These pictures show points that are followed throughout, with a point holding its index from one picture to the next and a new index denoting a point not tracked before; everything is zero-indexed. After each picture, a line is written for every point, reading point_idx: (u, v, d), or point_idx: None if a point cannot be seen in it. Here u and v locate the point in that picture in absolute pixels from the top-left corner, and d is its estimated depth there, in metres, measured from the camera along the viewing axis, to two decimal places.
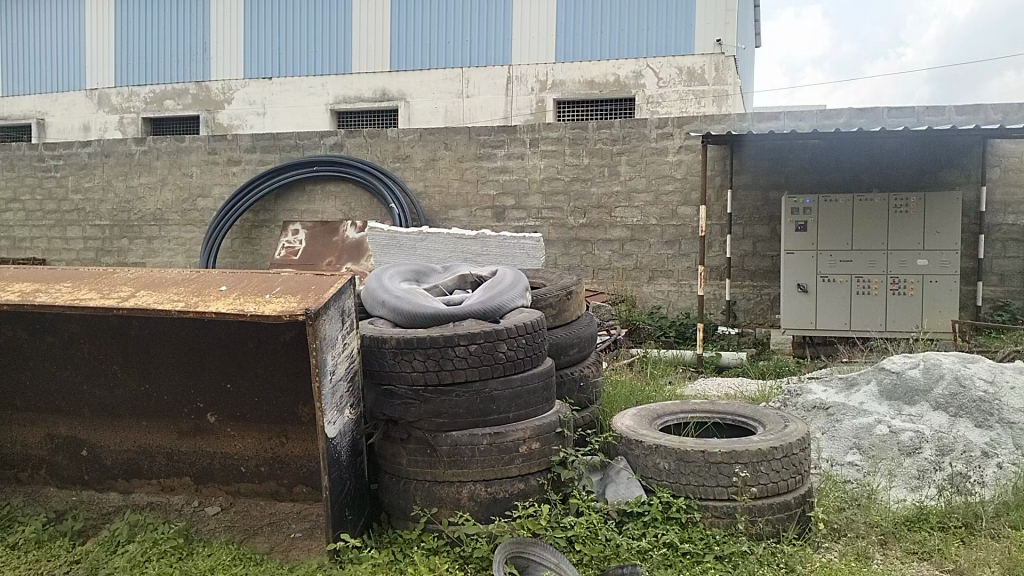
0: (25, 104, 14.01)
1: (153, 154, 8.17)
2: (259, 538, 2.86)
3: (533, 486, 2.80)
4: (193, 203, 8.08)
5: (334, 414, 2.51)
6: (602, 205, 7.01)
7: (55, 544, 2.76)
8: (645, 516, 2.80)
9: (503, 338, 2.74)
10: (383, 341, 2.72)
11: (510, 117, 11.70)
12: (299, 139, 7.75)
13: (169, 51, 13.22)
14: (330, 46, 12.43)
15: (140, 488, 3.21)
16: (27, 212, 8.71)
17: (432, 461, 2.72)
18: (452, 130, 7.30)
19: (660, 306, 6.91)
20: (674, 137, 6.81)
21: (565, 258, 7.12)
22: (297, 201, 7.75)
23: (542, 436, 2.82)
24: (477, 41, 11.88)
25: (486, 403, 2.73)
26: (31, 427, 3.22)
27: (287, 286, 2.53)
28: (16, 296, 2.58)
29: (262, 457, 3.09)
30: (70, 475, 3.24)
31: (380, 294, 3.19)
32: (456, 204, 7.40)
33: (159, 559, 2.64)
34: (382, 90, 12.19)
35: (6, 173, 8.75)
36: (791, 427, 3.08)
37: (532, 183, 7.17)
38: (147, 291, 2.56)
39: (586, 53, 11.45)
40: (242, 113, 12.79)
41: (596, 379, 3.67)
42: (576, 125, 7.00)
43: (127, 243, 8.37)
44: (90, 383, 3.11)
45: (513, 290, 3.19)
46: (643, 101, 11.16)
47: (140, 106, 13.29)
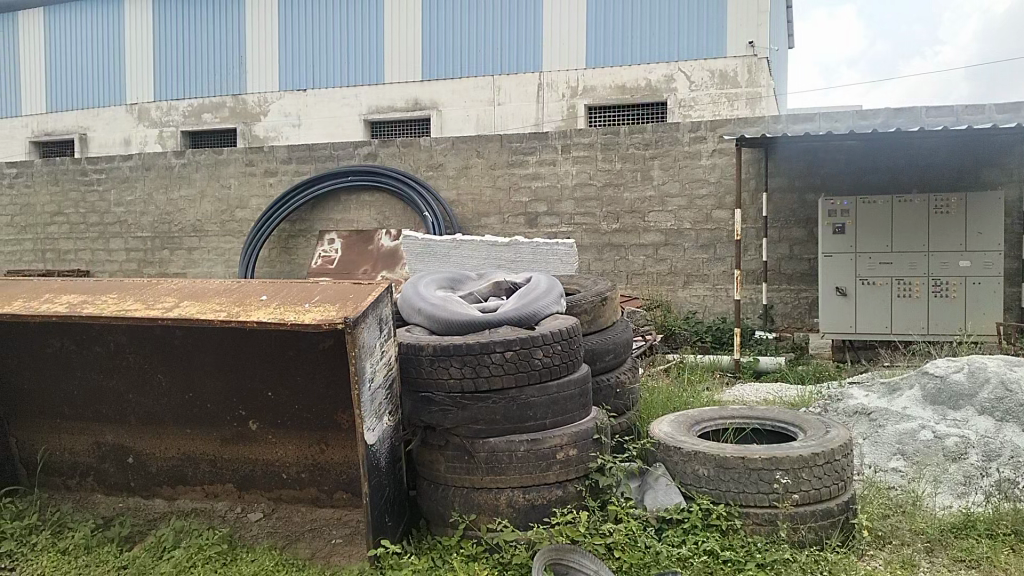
0: (67, 119, 14.35)
1: (191, 167, 8.32)
2: (300, 544, 2.89)
3: (571, 493, 2.79)
4: (231, 214, 8.22)
5: (373, 421, 2.52)
6: (635, 210, 6.98)
7: (104, 550, 2.82)
8: (684, 523, 2.77)
9: (539, 344, 2.75)
10: (420, 348, 2.74)
11: (541, 123, 11.75)
12: (334, 149, 7.84)
13: (206, 65, 13.48)
14: (363, 57, 12.59)
15: (184, 494, 3.25)
16: (71, 224, 8.94)
17: (470, 468, 2.73)
18: (484, 138, 7.34)
19: (696, 310, 6.86)
20: (707, 141, 6.76)
21: (599, 263, 7.09)
22: (332, 211, 7.84)
23: (579, 443, 2.81)
24: (507, 49, 11.92)
25: (523, 409, 2.73)
26: (79, 435, 3.29)
27: (326, 296, 2.57)
28: (64, 307, 2.64)
29: (303, 463, 3.12)
30: (116, 483, 3.30)
31: (416, 301, 3.22)
32: (489, 212, 7.43)
33: (203, 565, 2.68)
34: (414, 100, 12.33)
35: (51, 187, 8.98)
36: (833, 432, 3.04)
37: (564, 190, 7.17)
38: (191, 301, 2.61)
39: (617, 59, 11.43)
40: (277, 124, 13.00)
41: (633, 385, 3.65)
42: (608, 130, 6.99)
43: (167, 254, 8.53)
44: (135, 392, 3.18)
45: (547, 296, 3.19)
46: (675, 105, 11.12)
47: (179, 120, 13.58)
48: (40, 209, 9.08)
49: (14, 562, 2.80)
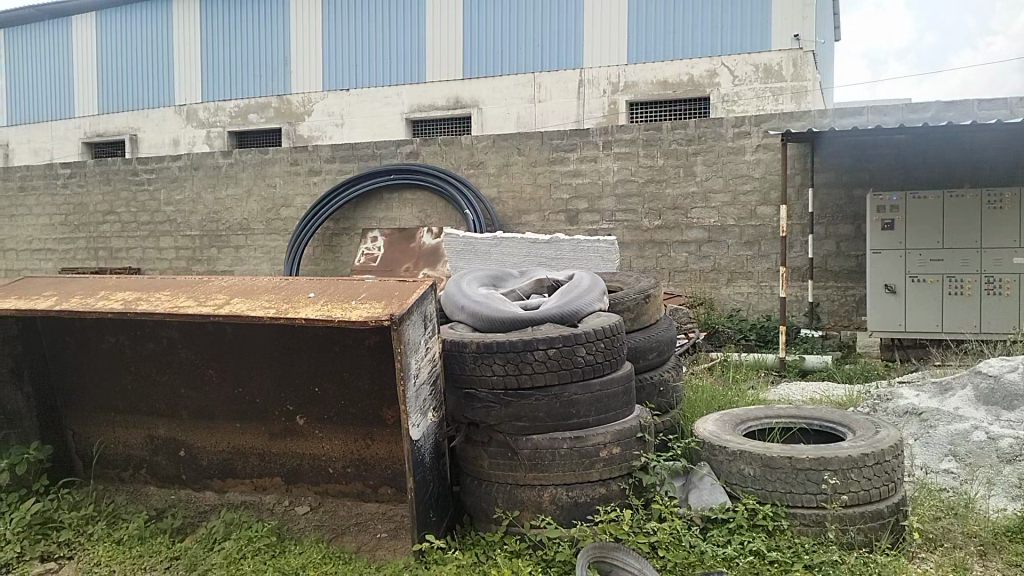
0: (118, 120, 14.71)
1: (238, 166, 8.49)
2: (346, 537, 2.94)
3: (614, 491, 2.78)
4: (276, 212, 8.36)
5: (418, 416, 2.55)
6: (678, 207, 6.92)
7: (157, 540, 2.90)
8: (730, 523, 2.74)
9: (582, 342, 2.75)
10: (464, 345, 2.76)
11: (582, 120, 11.71)
12: (376, 148, 7.92)
13: (252, 66, 13.72)
14: (405, 56, 12.70)
15: (234, 487, 3.33)
16: (123, 223, 9.18)
17: (513, 465, 2.74)
18: (525, 135, 7.34)
19: (740, 308, 6.78)
20: (751, 136, 6.67)
21: (640, 260, 7.05)
22: (375, 209, 7.93)
23: (623, 441, 2.80)
24: (548, 46, 11.90)
25: (566, 407, 2.73)
26: (133, 429, 3.38)
27: (372, 293, 2.60)
28: (119, 304, 2.70)
29: (348, 458, 3.17)
30: (168, 475, 3.38)
31: (459, 298, 3.24)
32: (530, 209, 7.43)
33: (253, 556, 2.74)
34: (455, 98, 12.39)
35: (104, 187, 9.23)
36: (883, 433, 2.97)
37: (605, 186, 7.14)
38: (241, 298, 2.67)
39: (658, 54, 11.33)
40: (321, 124, 13.17)
41: (677, 384, 3.63)
42: (650, 127, 6.93)
43: (215, 252, 8.71)
44: (187, 387, 3.26)
45: (590, 294, 3.19)
46: (718, 99, 10.97)
47: (226, 120, 13.85)
48: (93, 209, 9.34)
49: (71, 551, 2.89)
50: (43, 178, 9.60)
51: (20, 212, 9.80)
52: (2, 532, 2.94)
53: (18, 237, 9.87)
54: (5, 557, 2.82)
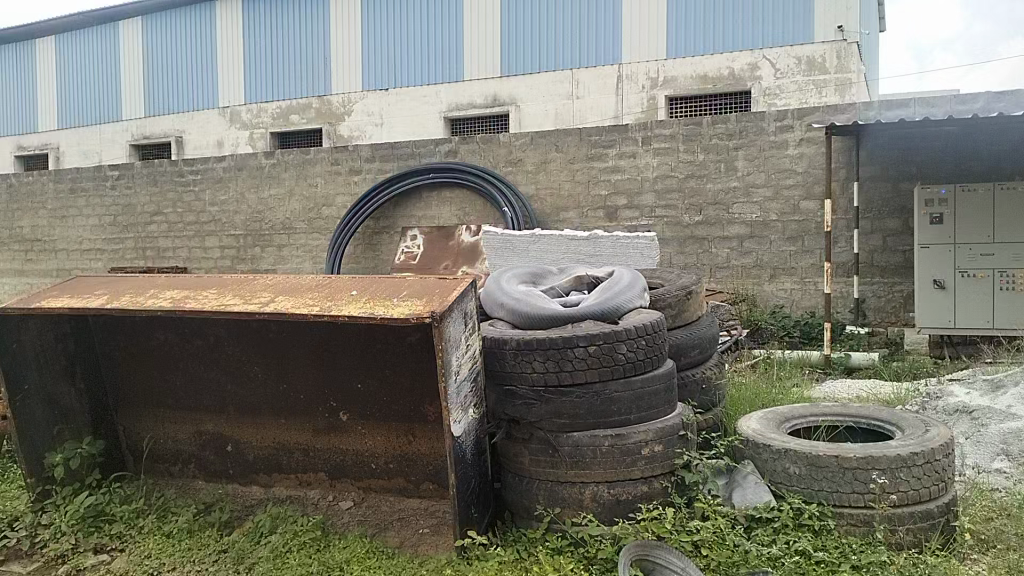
0: (164, 123, 15.04)
1: (280, 167, 8.62)
2: (389, 532, 2.97)
3: (656, 489, 2.76)
4: (318, 211, 8.47)
5: (459, 413, 2.55)
6: (719, 202, 6.83)
7: (205, 534, 2.96)
8: (774, 522, 2.71)
9: (623, 338, 2.73)
10: (504, 342, 2.76)
11: (620, 116, 11.63)
12: (415, 147, 7.98)
13: (293, 68, 13.92)
14: (443, 55, 12.77)
15: (279, 482, 3.38)
16: (169, 223, 9.39)
17: (554, 462, 2.73)
18: (563, 132, 7.33)
19: (783, 305, 6.67)
20: (794, 130, 6.57)
21: (681, 256, 6.98)
22: (414, 207, 7.99)
23: (665, 439, 2.78)
24: (586, 42, 11.85)
25: (607, 404, 2.72)
26: (182, 424, 3.46)
27: (413, 291, 2.62)
28: (168, 302, 2.76)
29: (391, 454, 3.20)
30: (217, 470, 3.45)
31: (499, 296, 3.25)
32: (568, 206, 7.41)
33: (298, 550, 2.78)
34: (493, 96, 12.41)
35: (151, 188, 9.45)
36: (933, 431, 2.90)
37: (645, 182, 7.08)
38: (286, 296, 2.71)
39: (699, 48, 11.20)
40: (361, 124, 13.29)
41: (719, 381, 3.59)
42: (690, 121, 6.86)
43: (258, 251, 8.86)
44: (234, 384, 3.33)
45: (630, 291, 3.16)
46: (760, 93, 10.79)
47: (268, 122, 14.06)
48: (140, 210, 9.57)
49: (123, 543, 2.98)
50: (93, 180, 9.86)
51: (71, 213, 10.08)
52: (58, 525, 3.05)
53: (70, 237, 10.15)
54: (61, 549, 2.92)
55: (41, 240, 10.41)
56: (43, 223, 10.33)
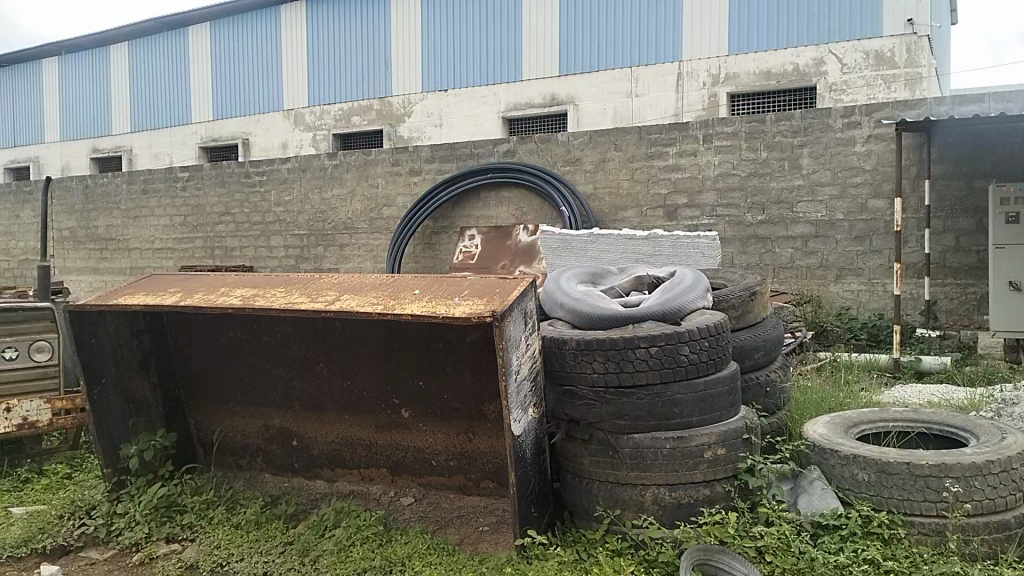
0: (231, 125, 15.47)
1: (343, 167, 8.78)
2: (450, 529, 3.00)
3: (719, 493, 2.72)
4: (379, 211, 8.60)
5: (519, 412, 2.56)
6: (783, 201, 6.68)
7: (272, 526, 3.04)
8: (842, 530, 2.64)
9: (685, 340, 2.70)
10: (564, 342, 2.76)
11: (681, 114, 11.46)
12: (474, 147, 8.03)
13: (355, 70, 14.17)
14: (502, 56, 12.83)
15: (343, 476, 3.44)
16: (236, 223, 9.66)
17: (615, 463, 2.71)
18: (622, 130, 7.28)
19: (850, 306, 6.49)
20: (862, 126, 6.38)
21: (743, 256, 6.86)
22: (473, 207, 8.04)
23: (728, 442, 2.73)
24: (646, 40, 11.73)
25: (668, 406, 2.68)
26: (250, 419, 3.56)
27: (473, 291, 2.64)
28: (238, 300, 2.84)
29: (451, 451, 3.22)
30: (283, 464, 3.54)
31: (558, 296, 3.24)
32: (628, 205, 7.35)
33: (361, 544, 2.83)
34: (551, 95, 12.42)
35: (219, 189, 9.74)
36: (1009, 439, 2.79)
37: (706, 181, 6.98)
38: (350, 295, 2.76)
39: (763, 44, 10.97)
40: (421, 125, 13.44)
41: (784, 384, 3.51)
42: (753, 119, 6.73)
43: (322, 251, 9.04)
44: (300, 380, 3.41)
45: (692, 291, 3.12)
46: (825, 89, 10.50)
47: (331, 123, 14.33)
48: (209, 210, 9.87)
49: (194, 534, 3.08)
50: (164, 182, 10.21)
51: (144, 213, 10.46)
52: (133, 514, 3.17)
53: (143, 237, 10.54)
54: (136, 537, 3.04)
55: (116, 239, 10.83)
56: (117, 223, 10.75)
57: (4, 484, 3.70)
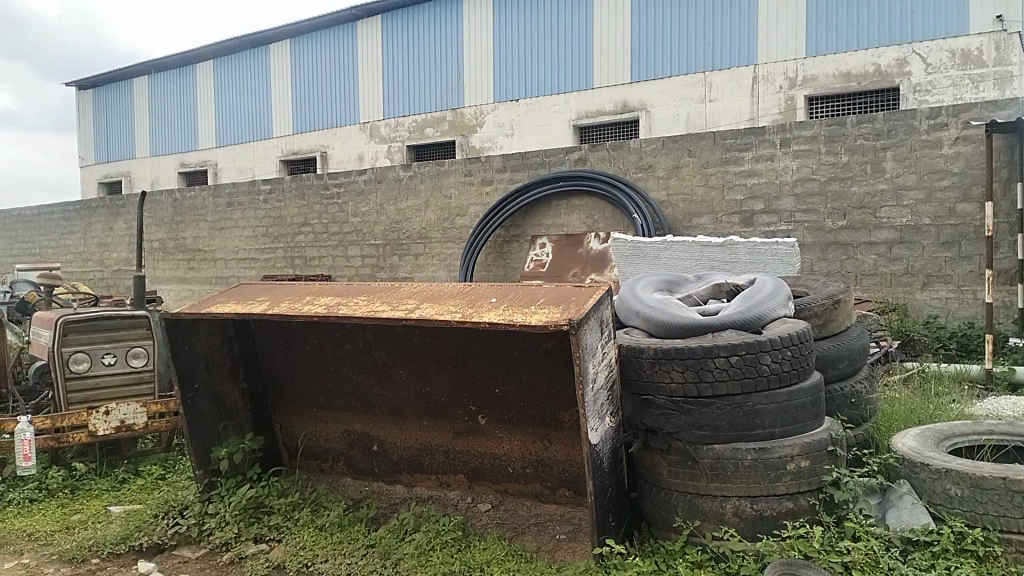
0: (310, 139, 15.95)
1: (417, 178, 8.94)
2: (526, 536, 3.02)
3: (803, 506, 2.66)
4: (452, 221, 8.72)
5: (596, 420, 2.55)
6: (865, 205, 6.48)
7: (355, 528, 3.12)
8: (933, 547, 2.53)
9: (767, 349, 2.65)
10: (641, 351, 2.74)
11: (757, 118, 11.24)
12: (546, 156, 8.06)
13: (428, 82, 14.44)
14: (573, 65, 12.87)
15: (421, 482, 3.50)
16: (315, 233, 9.95)
17: (694, 474, 2.67)
18: (696, 136, 7.20)
19: (938, 314, 6.26)
20: (948, 128, 6.15)
21: (823, 263, 6.67)
22: (544, 216, 8.06)
23: (812, 454, 2.67)
24: (720, 44, 11.57)
25: (749, 417, 2.64)
26: (332, 424, 3.66)
27: (550, 299, 2.66)
28: (323, 308, 2.93)
29: (527, 458, 3.25)
30: (363, 468, 3.62)
31: (634, 304, 3.23)
32: (702, 211, 7.26)
33: (441, 549, 2.88)
34: (623, 102, 12.37)
35: (299, 201, 10.06)
36: None
37: (784, 186, 6.83)
38: (430, 304, 2.81)
39: (842, 44, 10.67)
40: (492, 135, 13.57)
41: (870, 395, 3.41)
42: (833, 122, 6.57)
43: (397, 260, 9.23)
44: (380, 386, 3.49)
45: (772, 299, 3.07)
46: (909, 90, 10.12)
47: (404, 135, 14.61)
48: (289, 221, 10.20)
49: (280, 535, 3.18)
50: (247, 195, 10.61)
51: (229, 225, 10.88)
52: (223, 514, 3.30)
53: (227, 248, 10.96)
54: (226, 537, 3.17)
55: (202, 250, 11.29)
56: (203, 234, 11.22)
57: (103, 483, 3.90)
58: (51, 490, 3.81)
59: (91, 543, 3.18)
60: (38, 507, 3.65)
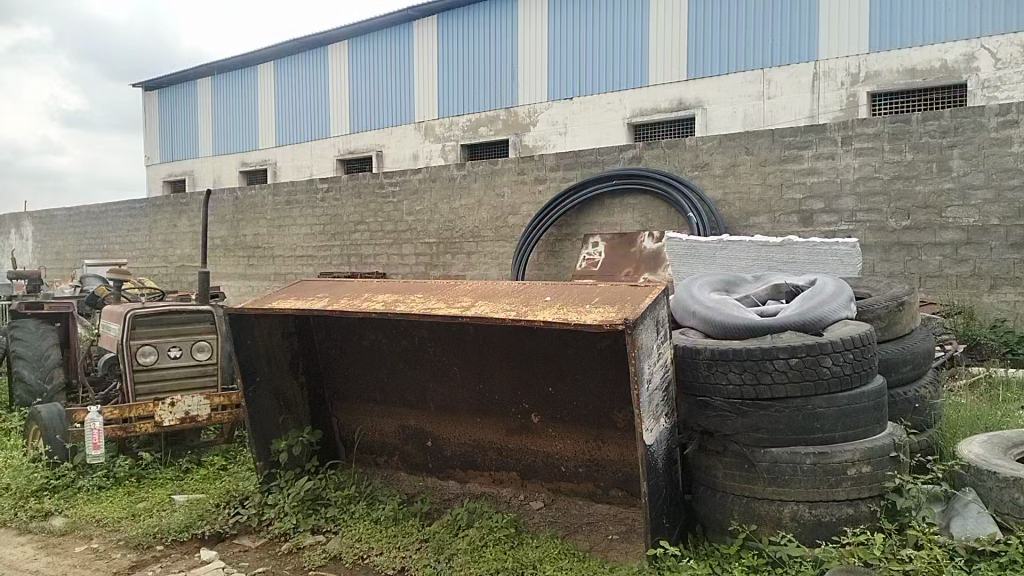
0: (366, 138, 16.18)
1: (471, 177, 9.00)
2: (579, 536, 3.01)
3: (863, 512, 2.60)
4: (505, 220, 8.75)
5: (651, 421, 2.53)
6: (930, 205, 6.27)
7: (409, 523, 3.16)
8: (999, 556, 2.44)
9: (828, 351, 2.60)
10: (697, 352, 2.71)
11: (817, 115, 10.97)
12: (599, 155, 8.03)
13: (483, 81, 14.51)
14: (628, 63, 12.79)
15: (474, 478, 3.53)
16: (371, 232, 10.10)
17: (751, 477, 2.63)
18: (754, 134, 7.08)
19: (1005, 318, 6.06)
20: (1019, 125, 5.93)
21: (886, 264, 6.47)
22: (597, 214, 8.01)
23: (874, 460, 2.60)
24: (779, 39, 11.33)
25: (809, 420, 2.59)
26: (387, 419, 3.72)
27: (605, 298, 2.65)
28: (380, 305, 2.98)
29: (581, 458, 3.24)
30: (418, 463, 3.67)
31: (690, 304, 3.19)
32: (760, 210, 7.13)
33: (493, 545, 2.90)
34: (679, 100, 12.23)
35: (355, 200, 10.22)
36: None
37: (845, 185, 6.67)
38: (484, 302, 2.84)
39: (906, 39, 10.38)
40: (546, 133, 13.56)
41: (935, 400, 3.32)
42: (897, 118, 6.38)
43: (450, 258, 9.30)
44: (434, 382, 3.53)
45: (834, 301, 3.00)
46: (977, 86, 9.78)
47: (458, 134, 14.69)
48: (346, 219, 10.37)
49: (337, 526, 3.25)
50: (306, 193, 10.83)
51: (288, 222, 11.12)
52: (282, 505, 3.38)
53: (286, 245, 11.20)
54: (285, 527, 3.24)
55: (262, 247, 11.56)
56: (263, 231, 11.48)
57: (167, 472, 4.03)
58: (118, 478, 3.95)
59: (156, 530, 3.30)
60: (106, 494, 3.80)
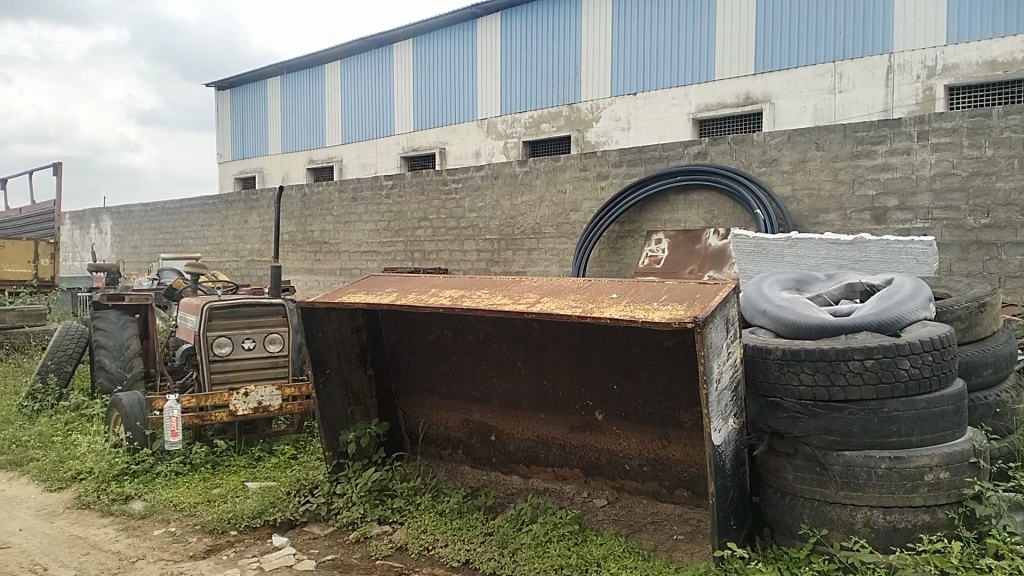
0: (429, 135, 16.34)
1: (533, 173, 9.01)
2: (643, 535, 3.00)
3: (941, 520, 2.52)
4: (566, 216, 8.74)
5: (719, 421, 2.50)
6: (1012, 202, 6.02)
7: (473, 516, 3.20)
8: None
9: (906, 353, 2.52)
10: (768, 352, 2.67)
11: (891, 109, 10.63)
12: (664, 150, 7.93)
13: (545, 78, 14.51)
14: (693, 58, 12.61)
15: (537, 474, 3.55)
16: (434, 228, 10.22)
17: (823, 480, 2.58)
18: (825, 128, 6.91)
19: None
20: None
21: (963, 263, 6.22)
22: (661, 211, 7.92)
23: (952, 466, 2.52)
24: (852, 31, 11.03)
25: (885, 424, 2.52)
26: (452, 413, 3.77)
27: (673, 296, 2.63)
28: (448, 300, 3.01)
29: (645, 457, 3.22)
30: (482, 457, 3.71)
31: (760, 303, 3.14)
32: (829, 208, 6.94)
33: (557, 541, 2.91)
34: (745, 94, 12.01)
35: (419, 196, 10.35)
36: None
37: (921, 181, 6.44)
38: (550, 298, 2.85)
39: (987, 31, 9.97)
40: (609, 129, 13.48)
41: (1017, 405, 3.20)
42: (977, 112, 6.15)
43: (511, 255, 9.34)
44: (499, 377, 3.56)
45: (913, 301, 2.91)
46: None
47: (520, 131, 14.73)
48: (409, 215, 10.51)
49: (402, 517, 3.31)
50: (371, 190, 11.01)
51: (353, 218, 11.33)
52: (350, 495, 3.46)
53: (351, 241, 11.42)
54: (353, 517, 3.31)
55: (328, 242, 11.81)
56: (329, 227, 11.73)
57: (241, 460, 4.16)
58: (195, 465, 4.10)
59: (230, 515, 3.42)
60: (184, 479, 3.95)
